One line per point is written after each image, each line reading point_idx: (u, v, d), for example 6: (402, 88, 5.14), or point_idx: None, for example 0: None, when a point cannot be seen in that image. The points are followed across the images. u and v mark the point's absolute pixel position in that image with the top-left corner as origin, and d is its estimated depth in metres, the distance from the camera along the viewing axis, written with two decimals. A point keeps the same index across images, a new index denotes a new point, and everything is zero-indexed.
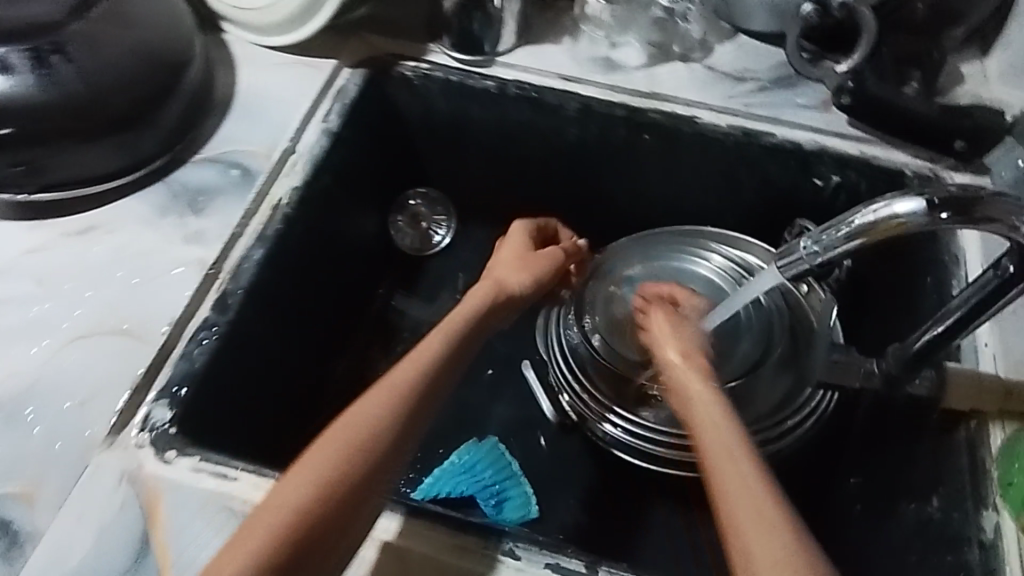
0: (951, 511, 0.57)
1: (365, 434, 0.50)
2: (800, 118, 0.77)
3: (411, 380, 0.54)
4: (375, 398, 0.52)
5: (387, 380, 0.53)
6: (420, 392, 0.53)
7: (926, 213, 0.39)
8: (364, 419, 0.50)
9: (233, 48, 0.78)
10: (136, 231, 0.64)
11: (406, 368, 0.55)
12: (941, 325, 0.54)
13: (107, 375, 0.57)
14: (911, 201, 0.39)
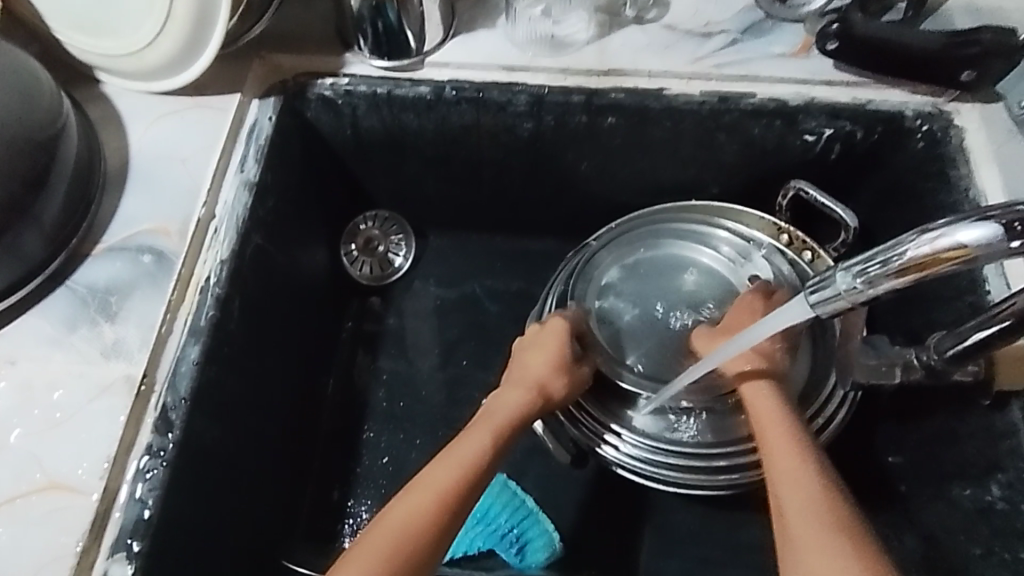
0: (1015, 500, 0.52)
1: (406, 536, 0.49)
2: (780, 69, 0.67)
3: (454, 485, 0.52)
4: (416, 500, 0.51)
5: (432, 484, 0.52)
6: (462, 508, 0.52)
7: (989, 241, 0.30)
8: (398, 518, 0.50)
9: (114, 101, 0.66)
10: (44, 355, 0.55)
11: (440, 471, 0.53)
12: (1007, 319, 0.45)
13: (45, 539, 0.48)
14: (979, 229, 0.30)
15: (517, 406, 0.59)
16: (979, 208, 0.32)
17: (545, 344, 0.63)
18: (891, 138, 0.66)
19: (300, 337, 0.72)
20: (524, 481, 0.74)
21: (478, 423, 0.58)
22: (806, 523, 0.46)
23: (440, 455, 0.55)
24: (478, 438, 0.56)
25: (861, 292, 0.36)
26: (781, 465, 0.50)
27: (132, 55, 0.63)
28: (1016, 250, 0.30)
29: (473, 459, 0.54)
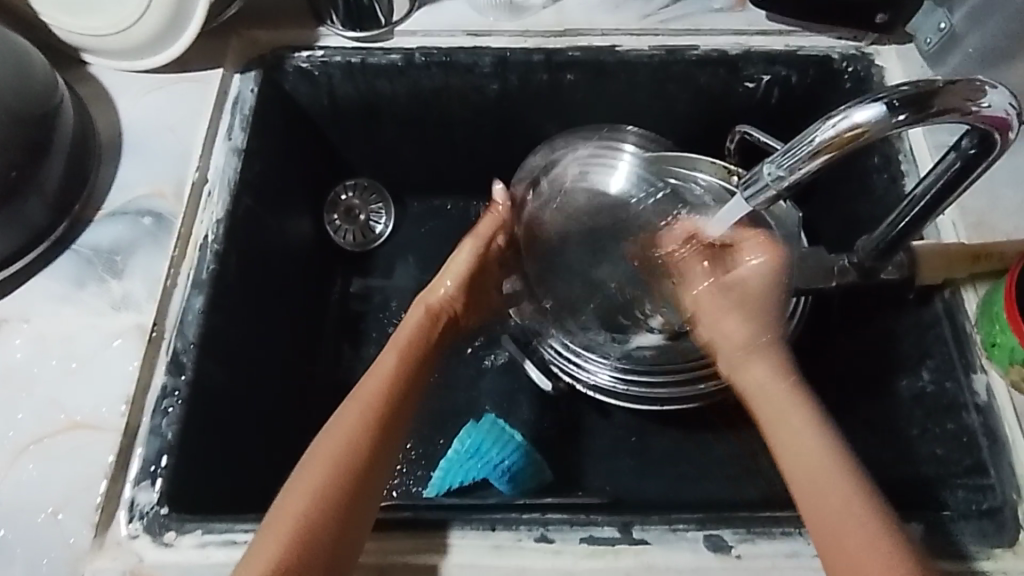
0: (943, 381, 0.59)
1: (343, 451, 0.51)
2: (719, 22, 0.74)
3: (377, 397, 0.56)
4: (348, 415, 0.54)
5: (358, 397, 0.55)
6: (391, 419, 0.55)
7: (886, 116, 0.40)
8: (341, 440, 0.52)
9: (102, 79, 0.70)
10: (58, 311, 0.59)
11: (372, 380, 0.57)
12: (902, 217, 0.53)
13: (74, 472, 0.53)
14: (872, 105, 0.40)
15: (421, 320, 0.64)
16: (864, 96, 0.41)
17: (463, 249, 0.68)
18: (822, 80, 0.73)
19: (292, 297, 0.77)
20: (510, 418, 0.79)
21: (388, 346, 0.61)
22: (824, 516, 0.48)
23: (363, 375, 0.58)
24: (389, 357, 0.59)
25: (785, 179, 0.44)
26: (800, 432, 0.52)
27: (119, 32, 0.67)
28: (902, 122, 0.40)
29: (396, 369, 0.58)
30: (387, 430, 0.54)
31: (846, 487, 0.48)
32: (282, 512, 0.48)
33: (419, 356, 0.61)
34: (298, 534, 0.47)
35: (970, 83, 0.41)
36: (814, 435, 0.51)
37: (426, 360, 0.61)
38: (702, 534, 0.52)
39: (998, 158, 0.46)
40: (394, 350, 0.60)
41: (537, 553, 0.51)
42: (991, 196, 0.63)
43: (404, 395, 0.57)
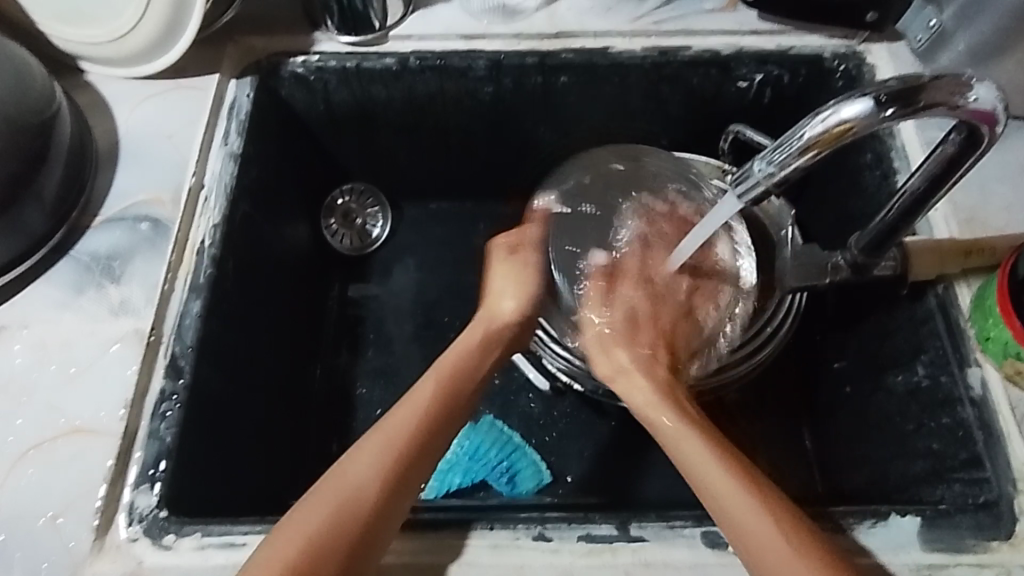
0: (938, 375, 0.59)
1: (355, 489, 0.50)
2: (711, 23, 0.74)
3: (407, 434, 0.54)
4: (371, 446, 0.53)
5: (387, 429, 0.54)
6: (417, 457, 0.53)
7: (873, 112, 0.40)
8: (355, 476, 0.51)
9: (99, 87, 0.70)
10: (56, 318, 0.59)
11: (406, 414, 0.55)
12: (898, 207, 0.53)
13: (74, 477, 0.53)
14: (859, 101, 0.40)
15: (476, 342, 0.62)
16: (851, 93, 0.42)
17: (519, 267, 0.67)
18: (814, 80, 0.74)
19: (289, 301, 0.77)
20: (508, 420, 0.80)
21: (434, 372, 0.59)
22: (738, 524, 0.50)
23: (400, 405, 0.56)
24: (426, 385, 0.57)
25: (775, 174, 0.44)
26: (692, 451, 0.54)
27: (116, 40, 0.67)
28: (890, 117, 0.41)
29: (434, 400, 0.56)
30: (411, 471, 0.53)
31: (758, 509, 0.50)
32: (286, 530, 0.48)
33: (460, 389, 0.58)
34: (302, 556, 0.47)
35: (956, 78, 0.41)
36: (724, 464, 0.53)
37: (470, 392, 0.59)
38: (699, 531, 0.52)
39: (986, 152, 0.47)
40: (433, 380, 0.58)
41: (534, 552, 0.51)
42: (982, 192, 0.63)
43: (438, 429, 0.56)
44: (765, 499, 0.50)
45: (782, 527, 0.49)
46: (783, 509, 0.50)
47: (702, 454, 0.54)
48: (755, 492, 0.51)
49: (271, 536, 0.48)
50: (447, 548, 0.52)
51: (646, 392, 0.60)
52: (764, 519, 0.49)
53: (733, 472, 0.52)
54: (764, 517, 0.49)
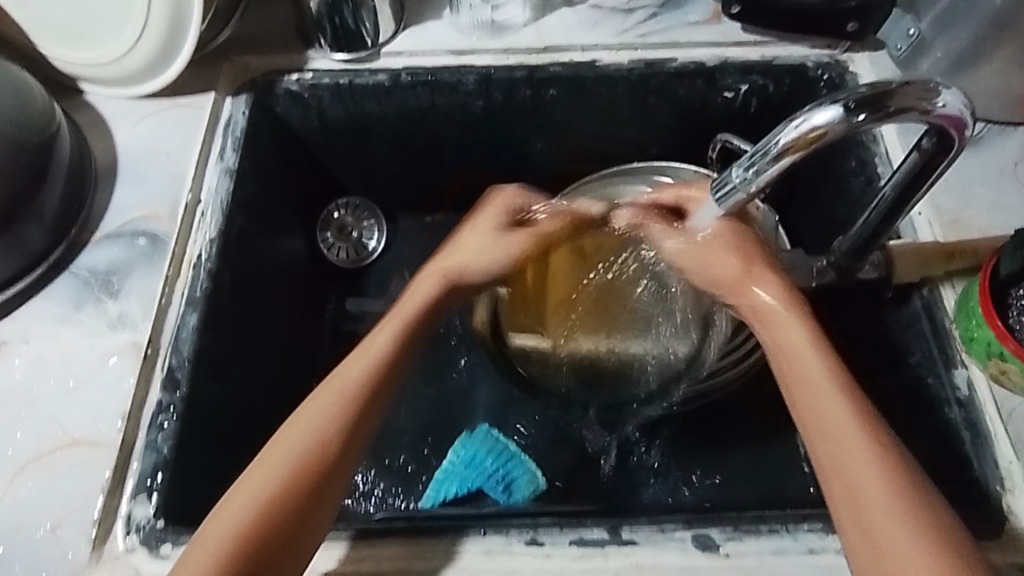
0: (925, 377, 0.60)
1: (289, 468, 0.49)
2: (696, 35, 0.76)
3: (340, 405, 0.52)
4: (311, 414, 0.52)
5: (322, 400, 0.53)
6: (351, 426, 0.52)
7: (844, 117, 0.42)
8: (288, 453, 0.50)
9: (97, 107, 0.72)
10: (55, 333, 0.60)
11: (343, 380, 0.54)
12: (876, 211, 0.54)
13: (72, 488, 0.54)
14: (830, 107, 0.42)
15: (411, 316, 0.58)
16: (825, 98, 0.43)
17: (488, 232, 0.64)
18: (798, 88, 0.75)
19: (286, 314, 0.78)
20: (504, 429, 0.80)
21: (352, 357, 0.56)
22: (861, 510, 0.45)
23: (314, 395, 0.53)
24: (358, 351, 0.56)
25: (753, 180, 0.46)
26: (832, 415, 0.48)
27: (115, 62, 0.69)
28: (861, 122, 0.42)
29: (357, 385, 0.53)
30: (336, 457, 0.51)
31: (890, 496, 0.45)
32: (208, 536, 0.47)
33: (398, 351, 0.56)
34: (246, 528, 0.47)
35: (925, 84, 0.43)
36: (872, 451, 0.46)
37: (402, 359, 0.56)
38: (690, 533, 0.52)
39: (957, 154, 0.48)
40: (385, 336, 0.57)
41: (527, 558, 0.52)
42: (965, 195, 0.64)
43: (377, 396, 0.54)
44: (904, 479, 0.45)
45: (915, 516, 0.44)
46: (915, 484, 0.45)
47: (843, 421, 0.48)
48: (901, 484, 0.45)
49: (192, 544, 0.47)
50: (442, 555, 0.52)
51: (812, 363, 0.51)
52: (891, 526, 0.44)
53: (883, 463, 0.46)
54: (897, 519, 0.44)
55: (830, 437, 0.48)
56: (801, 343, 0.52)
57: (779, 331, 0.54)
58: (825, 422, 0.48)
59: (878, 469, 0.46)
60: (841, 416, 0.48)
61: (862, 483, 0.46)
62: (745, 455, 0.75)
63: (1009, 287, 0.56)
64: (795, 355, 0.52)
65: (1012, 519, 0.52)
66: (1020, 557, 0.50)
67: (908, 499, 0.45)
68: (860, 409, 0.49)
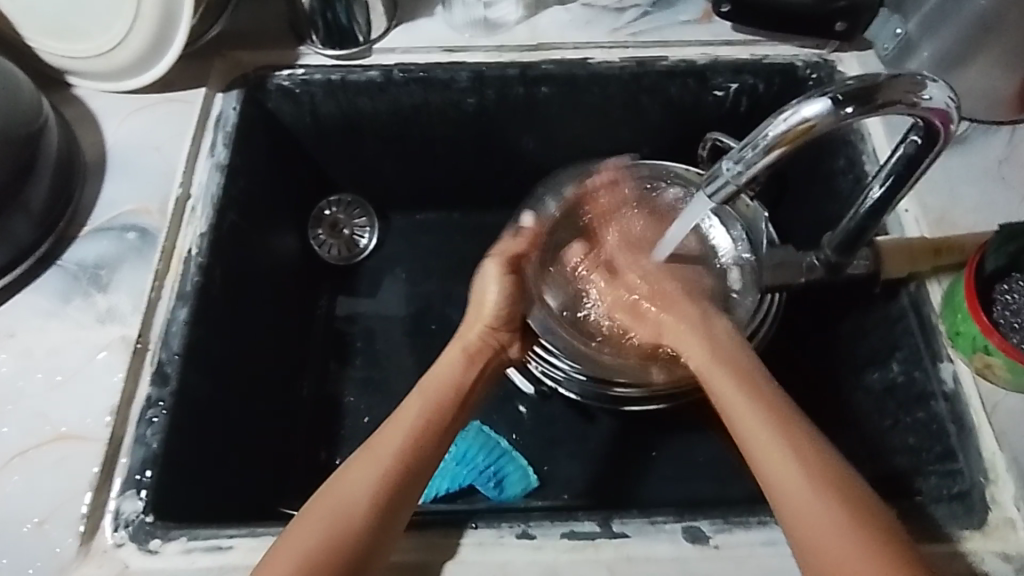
0: (912, 371, 0.60)
1: (350, 513, 0.50)
2: (687, 34, 0.77)
3: (399, 456, 0.54)
4: (368, 467, 0.53)
5: (381, 450, 0.54)
6: (412, 475, 0.54)
7: (832, 110, 0.43)
8: (355, 500, 0.51)
9: (87, 101, 0.71)
10: (43, 326, 0.60)
11: (400, 431, 0.55)
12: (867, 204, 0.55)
13: (59, 483, 0.53)
14: (818, 100, 0.43)
15: (459, 365, 0.62)
16: (813, 92, 0.44)
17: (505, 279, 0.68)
18: (787, 88, 0.76)
19: (277, 311, 0.78)
20: (494, 425, 0.80)
21: (420, 392, 0.59)
22: (823, 547, 0.46)
23: (383, 427, 0.56)
24: (414, 405, 0.58)
25: (742, 173, 0.47)
26: (777, 464, 0.50)
27: (105, 54, 0.69)
28: (849, 114, 0.43)
29: (421, 420, 0.57)
30: (406, 479, 0.53)
31: (846, 535, 0.46)
32: (284, 549, 0.48)
33: (447, 410, 0.58)
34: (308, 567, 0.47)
35: (912, 78, 0.44)
36: (798, 457, 0.50)
37: (455, 413, 0.59)
38: (680, 526, 0.53)
39: (944, 149, 0.49)
40: (421, 399, 0.58)
41: (518, 550, 0.52)
42: (951, 192, 0.65)
43: (432, 448, 0.56)
44: (851, 518, 0.47)
45: (876, 548, 0.45)
46: (868, 517, 0.47)
47: (787, 469, 0.50)
48: (828, 479, 0.49)
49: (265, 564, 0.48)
50: (434, 548, 0.52)
51: (742, 405, 0.54)
52: (827, 524, 0.47)
53: (805, 462, 0.50)
54: (834, 512, 0.47)
55: (761, 449, 0.51)
56: (733, 397, 0.55)
57: (724, 373, 0.57)
58: (770, 467, 0.50)
59: (822, 507, 0.47)
60: (790, 461, 0.50)
61: (818, 523, 0.47)
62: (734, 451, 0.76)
63: (994, 282, 0.58)
64: (734, 395, 0.55)
65: (996, 510, 0.52)
66: (1003, 547, 0.51)
67: (837, 489, 0.48)
68: (782, 416, 0.53)
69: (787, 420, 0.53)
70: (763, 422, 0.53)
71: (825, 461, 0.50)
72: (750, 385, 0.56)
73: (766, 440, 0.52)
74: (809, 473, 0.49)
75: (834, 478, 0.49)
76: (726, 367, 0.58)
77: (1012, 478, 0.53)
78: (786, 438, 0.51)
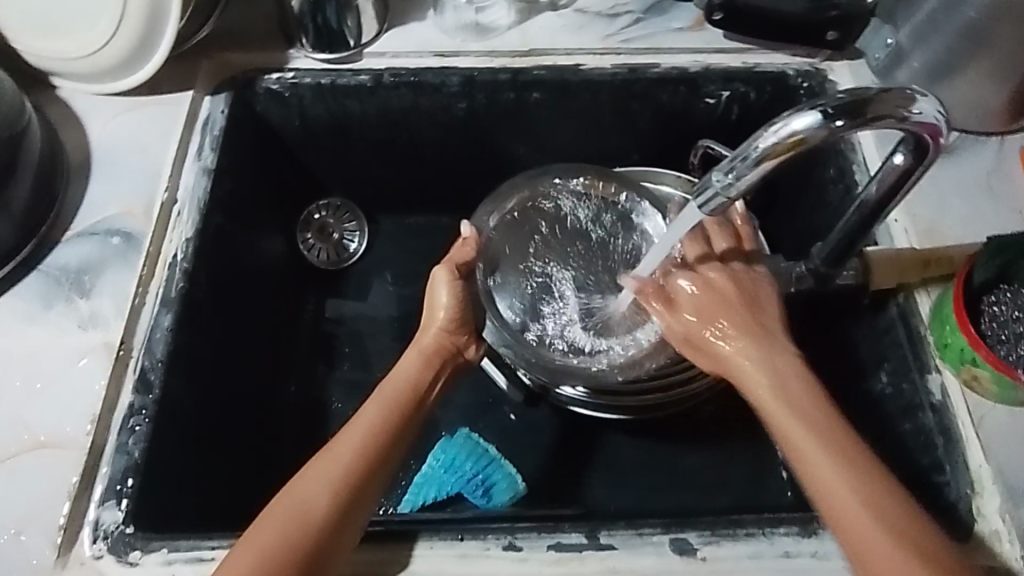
0: (900, 383, 0.60)
1: (305, 515, 0.49)
2: (678, 41, 0.77)
3: (353, 460, 0.53)
4: (324, 470, 0.52)
5: (338, 452, 0.53)
6: (367, 478, 0.53)
7: (822, 123, 0.43)
8: (311, 503, 0.50)
9: (71, 102, 0.70)
10: (23, 331, 0.59)
11: (358, 434, 0.54)
12: (854, 216, 0.55)
13: (38, 492, 0.53)
14: (809, 114, 0.42)
15: (415, 369, 0.61)
16: (803, 104, 0.44)
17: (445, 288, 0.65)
18: (779, 96, 0.76)
19: (263, 315, 0.77)
20: (483, 432, 0.79)
21: (376, 396, 0.58)
22: (877, 555, 0.46)
23: (338, 433, 0.55)
24: (371, 408, 0.56)
25: (732, 186, 0.46)
26: (823, 473, 0.49)
27: (90, 55, 0.68)
28: (838, 128, 0.43)
29: (377, 424, 0.55)
30: (362, 482, 0.52)
31: (896, 540, 0.47)
32: (240, 553, 0.48)
33: (403, 413, 0.57)
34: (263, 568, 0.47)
35: (902, 91, 0.44)
36: (835, 457, 0.50)
37: (413, 415, 0.58)
38: (667, 538, 0.52)
39: (933, 162, 0.49)
40: (378, 403, 0.57)
41: (504, 563, 0.52)
42: (940, 203, 0.65)
43: (390, 451, 0.55)
44: (902, 524, 0.47)
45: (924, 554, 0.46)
46: (913, 520, 0.47)
47: (836, 480, 0.49)
48: (881, 505, 0.48)
49: (225, 562, 0.48)
50: (419, 559, 0.52)
51: (781, 413, 0.53)
52: (877, 532, 0.47)
53: (859, 486, 0.49)
54: (874, 517, 0.47)
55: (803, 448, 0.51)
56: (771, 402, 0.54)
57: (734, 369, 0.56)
58: (821, 477, 0.49)
59: (874, 518, 0.47)
60: (836, 473, 0.49)
61: (867, 532, 0.47)
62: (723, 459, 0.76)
63: (982, 295, 0.58)
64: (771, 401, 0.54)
65: (982, 524, 0.52)
66: (988, 560, 0.51)
67: (877, 496, 0.48)
68: (816, 425, 0.52)
69: (830, 432, 0.51)
70: (806, 432, 0.51)
71: (869, 466, 0.50)
72: (778, 380, 0.55)
73: (815, 444, 0.51)
74: (855, 485, 0.49)
75: (877, 482, 0.49)
76: (775, 367, 0.55)
77: (998, 490, 0.53)
78: (832, 447, 0.50)
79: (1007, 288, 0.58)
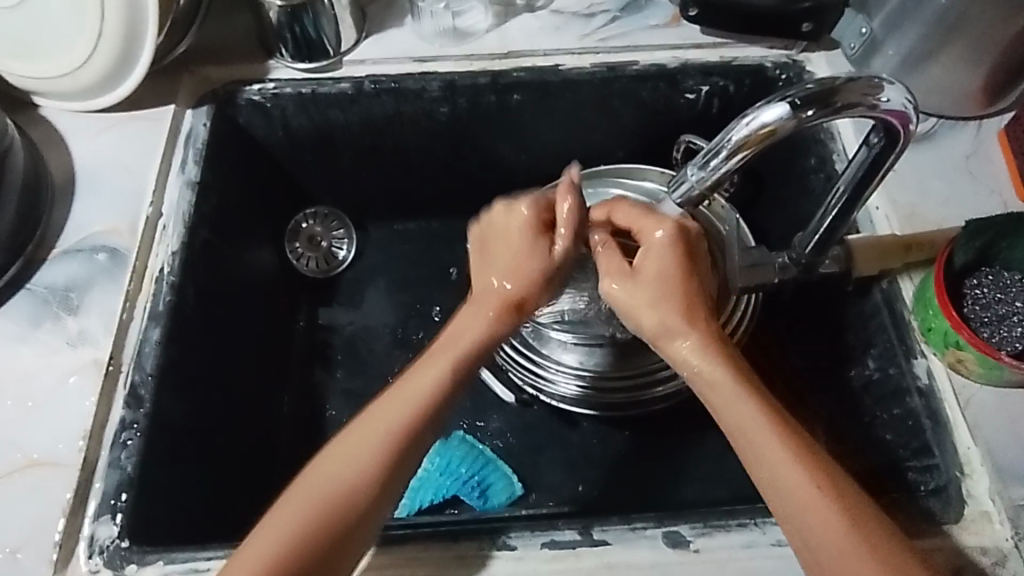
0: (887, 368, 0.61)
1: (338, 495, 0.50)
2: (656, 38, 0.77)
3: (402, 431, 0.52)
4: (366, 441, 0.51)
5: (386, 423, 0.52)
6: (408, 453, 0.52)
7: (791, 114, 0.43)
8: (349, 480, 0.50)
9: (53, 121, 0.71)
10: (12, 352, 0.59)
11: (401, 404, 0.52)
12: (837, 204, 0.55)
13: (32, 511, 0.53)
14: (777, 105, 0.43)
15: (483, 330, 0.55)
16: (774, 95, 0.45)
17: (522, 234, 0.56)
18: (758, 89, 0.76)
19: (254, 326, 0.77)
20: (479, 433, 0.79)
21: (431, 354, 0.55)
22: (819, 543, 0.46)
23: (386, 398, 0.53)
24: (425, 369, 0.54)
25: (707, 179, 0.47)
26: (763, 462, 0.49)
27: (70, 74, 0.68)
28: (807, 118, 0.44)
29: (420, 418, 0.52)
30: (403, 458, 0.52)
31: (834, 522, 0.46)
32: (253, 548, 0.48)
33: (460, 374, 0.54)
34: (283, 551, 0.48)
35: (869, 80, 0.45)
36: (783, 454, 0.48)
37: (470, 371, 0.55)
38: (661, 531, 0.53)
39: (905, 148, 0.50)
40: (434, 362, 0.54)
41: (500, 562, 0.52)
42: (921, 188, 0.66)
43: (437, 417, 0.53)
44: (832, 508, 0.47)
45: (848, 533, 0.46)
46: (844, 497, 0.47)
47: (778, 464, 0.48)
48: (818, 486, 0.47)
49: (245, 543, 0.49)
50: (416, 563, 0.52)
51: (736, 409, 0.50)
52: (824, 515, 0.47)
53: (802, 467, 0.48)
54: (813, 494, 0.47)
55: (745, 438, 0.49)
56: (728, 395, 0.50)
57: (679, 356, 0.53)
58: (760, 463, 0.49)
59: (806, 497, 0.47)
60: (778, 459, 0.48)
61: (809, 518, 0.47)
62: (715, 448, 0.76)
63: (963, 277, 0.59)
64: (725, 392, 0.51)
65: (971, 504, 0.53)
66: (978, 540, 0.52)
67: (818, 486, 0.47)
68: (767, 414, 0.50)
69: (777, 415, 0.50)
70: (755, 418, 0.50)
71: (791, 447, 0.49)
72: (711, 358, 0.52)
73: (756, 432, 0.49)
74: (796, 473, 0.48)
75: (810, 460, 0.48)
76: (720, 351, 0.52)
77: (987, 471, 0.54)
78: (768, 436, 0.49)
79: (987, 270, 0.59)
